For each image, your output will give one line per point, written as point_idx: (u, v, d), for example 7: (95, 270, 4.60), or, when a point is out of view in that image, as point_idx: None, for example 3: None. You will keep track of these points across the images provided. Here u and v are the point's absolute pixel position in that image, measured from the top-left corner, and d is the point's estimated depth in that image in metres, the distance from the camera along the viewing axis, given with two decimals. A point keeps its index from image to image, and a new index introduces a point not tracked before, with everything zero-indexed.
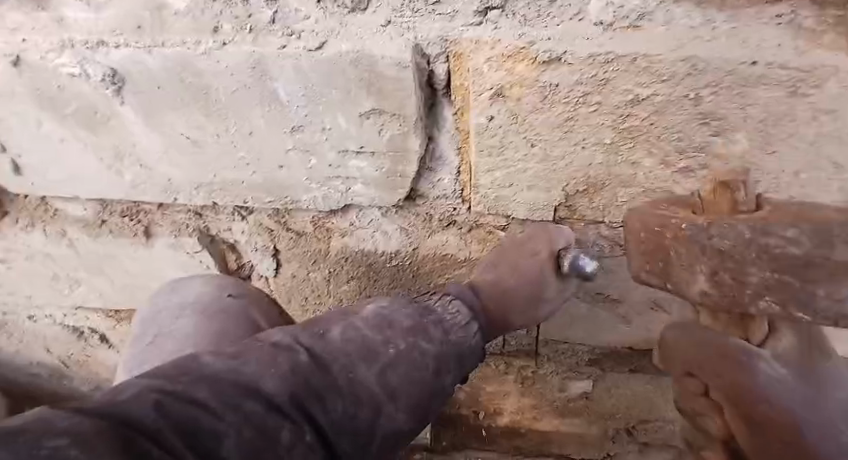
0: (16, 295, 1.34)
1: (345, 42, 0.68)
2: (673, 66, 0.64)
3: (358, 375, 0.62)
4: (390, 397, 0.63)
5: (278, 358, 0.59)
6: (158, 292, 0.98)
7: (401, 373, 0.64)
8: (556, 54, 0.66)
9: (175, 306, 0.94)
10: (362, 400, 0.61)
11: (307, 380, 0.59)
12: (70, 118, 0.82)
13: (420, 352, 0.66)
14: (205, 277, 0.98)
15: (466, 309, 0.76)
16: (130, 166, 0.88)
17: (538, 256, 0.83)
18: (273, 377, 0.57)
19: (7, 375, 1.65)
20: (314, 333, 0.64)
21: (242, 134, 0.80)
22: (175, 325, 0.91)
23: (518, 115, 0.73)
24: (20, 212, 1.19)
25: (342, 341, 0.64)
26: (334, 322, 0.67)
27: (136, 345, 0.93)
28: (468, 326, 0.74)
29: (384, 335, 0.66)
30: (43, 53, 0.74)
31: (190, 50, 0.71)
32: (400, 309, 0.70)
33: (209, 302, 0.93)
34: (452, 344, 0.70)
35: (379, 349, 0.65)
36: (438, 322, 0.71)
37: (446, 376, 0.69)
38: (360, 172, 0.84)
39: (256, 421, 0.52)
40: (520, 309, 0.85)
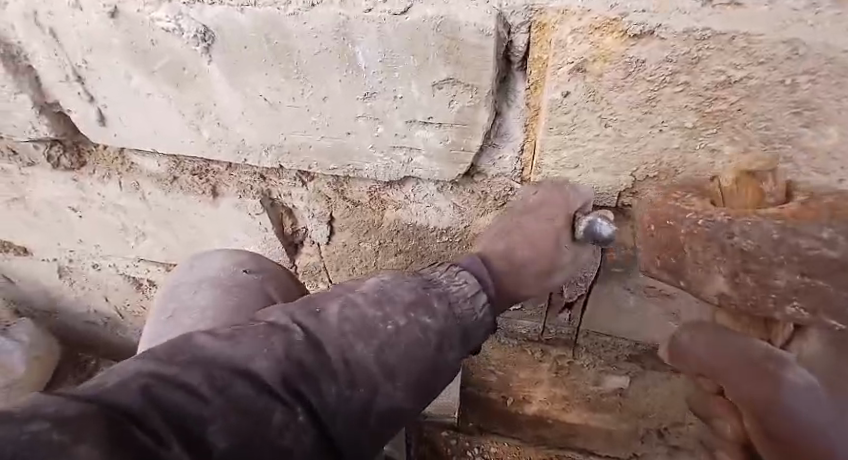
0: (85, 244, 1.42)
1: (430, 7, 0.68)
2: (774, 47, 0.61)
3: (354, 354, 0.62)
4: (388, 376, 0.63)
5: (271, 339, 0.60)
6: (178, 270, 1.03)
7: (400, 350, 0.64)
8: (648, 27, 0.63)
9: (194, 282, 0.98)
10: (357, 380, 0.61)
11: (300, 360, 0.59)
12: (157, 74, 0.87)
13: (420, 328, 0.66)
14: (225, 253, 1.03)
15: (475, 281, 0.75)
16: (208, 123, 0.92)
17: (554, 219, 0.84)
18: (264, 359, 0.57)
19: (66, 320, 1.76)
20: (309, 311, 0.65)
21: (317, 98, 0.82)
22: (194, 298, 0.95)
23: (596, 92, 0.71)
24: (97, 163, 1.24)
25: (338, 321, 0.64)
26: (332, 301, 0.67)
27: (155, 319, 0.95)
28: (475, 298, 0.72)
29: (384, 311, 0.66)
30: (141, 6, 0.77)
31: (280, 10, 0.72)
32: (402, 286, 0.70)
33: (226, 278, 0.97)
34: (457, 318, 0.69)
35: (378, 327, 0.65)
36: (443, 294, 0.70)
37: (449, 353, 0.68)
38: (425, 143, 0.85)
39: (246, 403, 0.53)
40: (533, 276, 0.86)
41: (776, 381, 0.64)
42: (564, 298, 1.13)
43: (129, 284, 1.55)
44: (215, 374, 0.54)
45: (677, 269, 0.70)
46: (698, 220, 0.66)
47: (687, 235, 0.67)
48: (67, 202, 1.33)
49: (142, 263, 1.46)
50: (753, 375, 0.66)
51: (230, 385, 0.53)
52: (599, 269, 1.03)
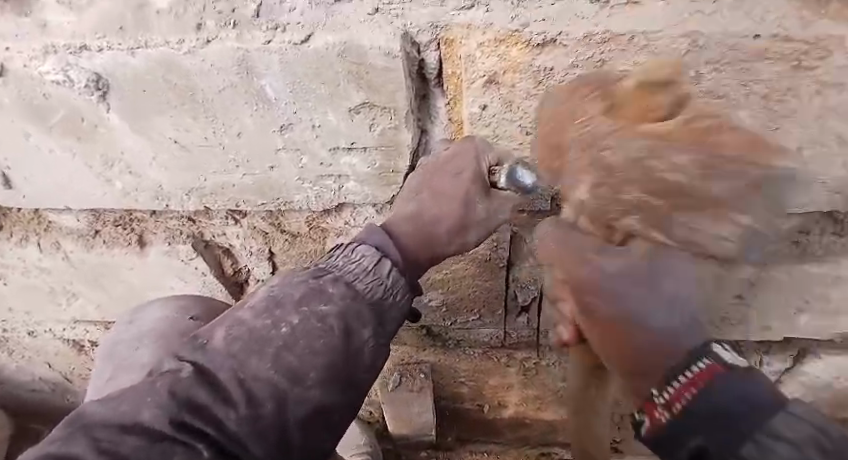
0: (14, 312, 1.32)
1: (332, 33, 0.66)
2: (673, 42, 0.62)
3: (250, 372, 0.57)
4: (294, 381, 0.58)
5: (156, 384, 0.55)
6: (120, 321, 0.97)
7: (300, 350, 0.59)
8: (550, 36, 0.64)
9: (135, 336, 0.91)
10: (259, 398, 0.56)
11: (190, 396, 0.54)
12: (56, 129, 0.81)
13: (316, 318, 0.62)
14: (164, 302, 0.96)
15: (372, 250, 0.71)
16: (120, 173, 0.86)
17: (463, 173, 0.74)
18: (151, 407, 0.52)
19: (9, 393, 1.62)
20: (196, 345, 0.60)
21: (230, 135, 0.78)
22: (136, 354, 0.87)
23: (513, 101, 0.71)
24: (15, 225, 1.16)
25: (226, 342, 0.59)
26: (218, 327, 0.62)
27: (96, 377, 0.90)
28: (377, 269, 0.69)
29: (273, 317, 0.61)
30: (26, 60, 0.72)
31: (174, 50, 0.69)
32: (290, 284, 0.65)
33: (168, 325, 0.90)
34: (360, 297, 0.66)
35: (270, 334, 0.60)
36: (338, 278, 0.66)
37: (361, 331, 0.64)
38: (352, 170, 0.82)
39: (135, 458, 0.48)
40: (444, 239, 0.76)
41: (587, 269, 0.61)
42: (518, 303, 1.11)
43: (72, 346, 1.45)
44: (101, 438, 0.49)
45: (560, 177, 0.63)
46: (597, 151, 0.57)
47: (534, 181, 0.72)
48: None
49: (80, 324, 1.36)
50: (571, 263, 0.63)
51: (116, 443, 0.49)
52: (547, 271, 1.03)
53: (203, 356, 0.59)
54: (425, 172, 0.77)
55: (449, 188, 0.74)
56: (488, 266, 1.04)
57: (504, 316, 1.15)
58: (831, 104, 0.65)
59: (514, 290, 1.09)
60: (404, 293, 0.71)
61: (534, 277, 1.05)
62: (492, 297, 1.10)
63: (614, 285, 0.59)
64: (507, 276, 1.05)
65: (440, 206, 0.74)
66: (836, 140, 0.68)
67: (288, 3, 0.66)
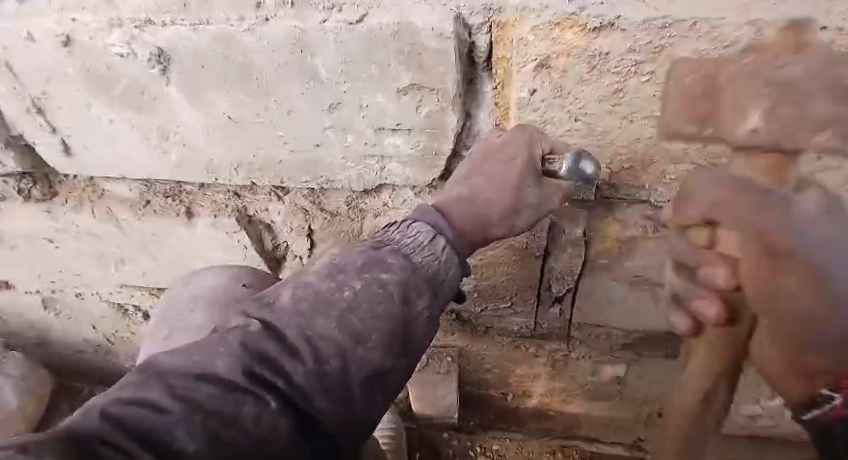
0: (65, 274, 1.39)
1: (386, 14, 0.67)
2: (739, 30, 0.60)
3: (316, 329, 0.59)
4: (357, 341, 0.60)
5: (228, 336, 0.57)
6: (175, 285, 1.01)
7: (364, 312, 0.61)
8: (608, 19, 0.63)
9: (189, 298, 0.95)
10: (324, 355, 0.58)
11: (259, 349, 0.56)
12: (117, 100, 0.84)
13: (378, 284, 0.63)
14: (216, 269, 0.99)
15: (429, 227, 0.71)
16: (174, 145, 0.90)
17: (517, 160, 0.73)
18: (223, 357, 0.55)
19: (56, 352, 1.71)
20: (262, 303, 0.62)
21: (281, 112, 0.80)
22: (191, 316, 0.91)
23: (564, 87, 0.70)
24: (69, 193, 1.22)
25: (291, 302, 0.61)
26: (283, 289, 0.64)
27: (151, 336, 0.94)
28: (432, 244, 0.70)
29: (336, 282, 0.63)
30: (93, 33, 0.75)
31: (233, 26, 0.71)
32: (352, 252, 0.67)
33: (220, 290, 0.94)
34: (418, 267, 0.67)
35: (334, 296, 0.62)
36: (396, 250, 0.68)
37: (418, 302, 0.65)
38: (396, 151, 0.84)
39: (211, 404, 0.50)
40: (496, 221, 0.77)
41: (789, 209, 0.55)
42: (552, 294, 1.11)
43: (117, 311, 1.52)
44: (176, 384, 0.52)
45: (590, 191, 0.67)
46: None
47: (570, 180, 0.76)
48: (41, 234, 1.28)
49: (126, 289, 1.43)
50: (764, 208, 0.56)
51: (192, 390, 0.51)
52: (583, 263, 1.02)
53: (269, 313, 0.61)
54: (477, 154, 0.77)
55: (501, 173, 0.75)
56: (524, 254, 1.04)
57: (536, 305, 1.14)
58: None
59: (550, 280, 1.08)
60: (458, 271, 0.71)
61: (572, 267, 1.03)
62: (525, 286, 1.11)
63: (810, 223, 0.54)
64: (542, 264, 1.05)
65: (490, 187, 0.76)
66: None
67: None
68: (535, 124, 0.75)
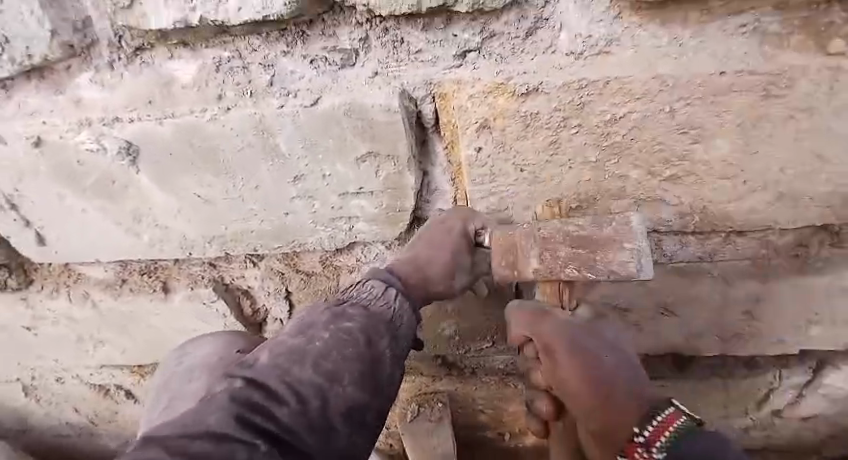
0: (45, 360, 1.37)
1: (337, 96, 0.74)
2: (646, 83, 0.69)
3: (295, 376, 0.64)
4: (333, 380, 0.65)
5: (216, 395, 0.60)
6: (171, 358, 1.02)
7: (335, 357, 0.66)
8: (532, 85, 0.71)
9: (186, 369, 0.96)
10: (305, 396, 0.62)
11: (246, 398, 0.60)
12: (89, 191, 0.88)
13: (343, 332, 0.69)
14: (214, 335, 1.01)
15: (382, 280, 0.79)
16: (148, 227, 0.94)
17: (454, 229, 0.83)
18: (214, 410, 0.57)
19: (42, 439, 1.67)
20: (244, 365, 0.66)
21: (250, 188, 0.86)
22: (188, 385, 0.91)
23: (504, 143, 0.77)
24: (45, 279, 1.24)
25: (272, 358, 0.66)
26: (262, 350, 0.68)
27: (152, 408, 0.94)
28: (387, 294, 0.77)
29: (306, 335, 0.68)
30: (62, 133, 0.80)
31: (199, 118, 0.76)
32: (315, 310, 0.73)
33: (216, 355, 0.95)
34: (374, 315, 0.73)
35: (307, 347, 0.67)
36: (355, 301, 0.75)
37: (380, 342, 0.72)
38: (362, 211, 0.88)
39: (207, 452, 0.51)
40: (438, 280, 0.83)
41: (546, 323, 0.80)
42: None
43: (98, 391, 1.51)
44: (172, 438, 0.53)
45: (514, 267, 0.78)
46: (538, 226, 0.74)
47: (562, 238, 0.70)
48: (19, 323, 1.29)
49: (106, 369, 1.43)
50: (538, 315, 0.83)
51: (188, 441, 0.52)
52: None
53: (248, 371, 0.64)
54: (424, 223, 0.86)
55: (442, 239, 0.83)
56: (498, 295, 1.10)
57: None
58: (805, 127, 0.70)
59: None
60: (414, 315, 0.79)
61: None
62: (502, 325, 1.15)
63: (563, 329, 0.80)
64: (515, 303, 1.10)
65: (431, 253, 0.82)
66: (815, 158, 0.73)
67: (298, 72, 0.74)
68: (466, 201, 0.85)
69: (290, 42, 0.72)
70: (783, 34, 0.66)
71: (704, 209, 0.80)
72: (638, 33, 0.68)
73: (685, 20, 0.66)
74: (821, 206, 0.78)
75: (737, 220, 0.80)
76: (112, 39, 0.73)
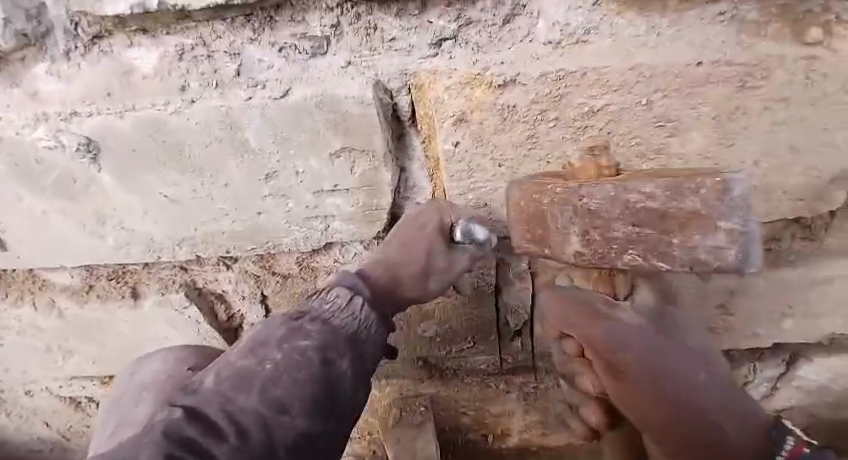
0: (10, 372, 1.31)
1: (309, 87, 0.72)
2: (623, 75, 0.68)
3: (237, 405, 0.61)
4: (278, 410, 0.61)
5: (152, 427, 0.58)
6: (121, 379, 0.98)
7: (284, 382, 0.63)
8: (509, 76, 0.69)
9: (135, 391, 0.92)
10: (246, 426, 0.59)
11: (181, 432, 0.57)
12: (48, 190, 0.84)
13: (297, 352, 0.65)
14: (163, 353, 0.96)
15: (348, 290, 0.73)
16: (113, 229, 0.89)
17: (427, 227, 0.80)
18: (147, 447, 0.55)
19: (10, 456, 1.60)
20: (189, 391, 0.64)
21: (219, 186, 0.82)
22: (137, 409, 0.88)
23: (481, 137, 0.75)
24: (9, 287, 1.18)
25: (217, 384, 0.63)
26: (209, 374, 0.66)
27: (100, 434, 0.91)
28: (352, 305, 0.71)
29: (258, 356, 0.65)
30: (19, 128, 0.76)
31: (162, 111, 0.73)
32: (271, 325, 0.69)
33: (164, 376, 0.91)
34: (336, 330, 0.68)
35: (255, 371, 0.64)
36: (316, 315, 0.70)
37: (339, 362, 0.67)
38: (338, 210, 0.86)
39: None
40: (409, 283, 0.80)
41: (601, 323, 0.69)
42: (512, 328, 1.13)
43: (69, 403, 1.45)
44: None
45: (544, 240, 0.65)
46: (575, 189, 0.57)
47: (620, 214, 0.53)
48: None
49: (76, 380, 1.36)
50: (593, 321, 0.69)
51: None
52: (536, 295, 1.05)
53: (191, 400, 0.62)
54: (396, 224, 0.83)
55: (414, 238, 0.80)
56: (478, 295, 1.08)
57: (498, 341, 1.16)
58: (781, 118, 0.70)
59: (506, 315, 1.10)
60: (381, 327, 0.73)
61: (526, 300, 1.06)
62: (485, 324, 1.13)
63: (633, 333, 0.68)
64: (497, 300, 1.08)
65: (403, 249, 0.79)
66: (787, 149, 0.72)
67: (267, 62, 0.71)
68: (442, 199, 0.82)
69: (257, 28, 0.69)
70: (761, 23, 0.65)
71: None
72: (617, 21, 0.67)
73: (664, 9, 0.66)
74: (795, 198, 0.77)
75: None
76: (67, 27, 0.69)
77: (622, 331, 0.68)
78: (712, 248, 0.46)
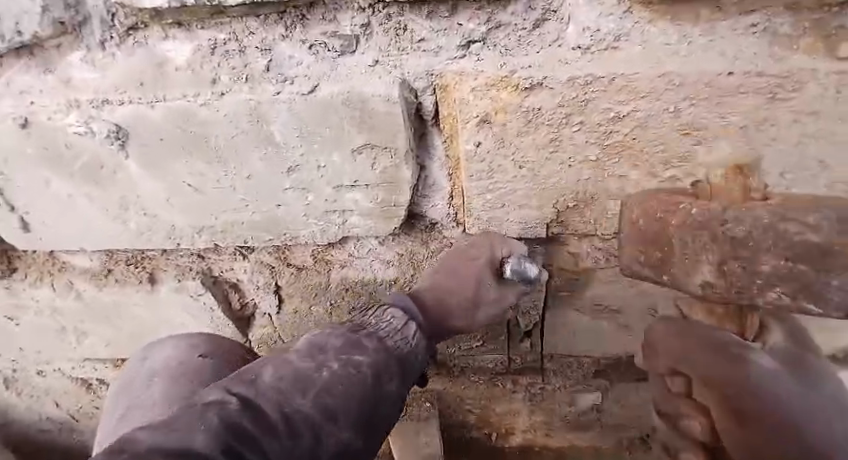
0: (25, 351, 1.34)
1: (337, 83, 0.73)
2: (652, 82, 0.68)
3: (292, 406, 0.61)
4: (329, 419, 0.62)
5: (207, 412, 0.56)
6: (132, 361, 0.98)
7: (339, 392, 0.64)
8: (536, 79, 0.69)
9: (146, 375, 0.93)
10: (299, 429, 0.59)
11: (237, 424, 0.56)
12: (76, 175, 0.85)
13: (353, 366, 0.67)
14: (177, 340, 0.97)
15: (402, 313, 0.79)
16: (135, 214, 0.91)
17: (478, 259, 0.83)
18: (204, 433, 0.53)
19: (19, 433, 1.63)
20: (244, 380, 0.64)
21: (242, 177, 0.83)
22: (148, 393, 0.89)
23: (504, 139, 0.76)
24: (29, 267, 1.20)
25: (273, 380, 0.64)
26: (265, 368, 0.66)
27: (109, 416, 0.91)
28: (405, 329, 0.77)
29: (316, 361, 0.67)
30: (51, 114, 0.78)
31: (191, 102, 0.74)
32: (331, 335, 0.72)
33: (176, 363, 0.92)
34: (390, 351, 0.72)
35: (312, 376, 0.64)
36: (374, 333, 0.74)
37: (389, 383, 0.70)
38: (357, 205, 0.87)
39: None
40: (457, 312, 0.86)
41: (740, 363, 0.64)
42: (522, 329, 1.13)
43: (79, 385, 1.47)
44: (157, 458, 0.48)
45: (663, 261, 0.60)
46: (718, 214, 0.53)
47: (772, 245, 0.48)
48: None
49: (88, 362, 1.39)
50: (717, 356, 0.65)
51: None
52: (546, 297, 1.06)
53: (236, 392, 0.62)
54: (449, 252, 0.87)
55: (465, 271, 0.84)
56: None
57: (507, 341, 1.16)
58: (809, 132, 0.69)
59: (517, 315, 1.10)
60: (424, 353, 0.78)
61: (537, 302, 1.06)
62: (496, 324, 1.13)
63: (776, 381, 0.64)
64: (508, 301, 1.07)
65: (457, 283, 0.85)
66: (817, 165, 0.72)
67: (296, 57, 0.72)
68: (495, 231, 0.86)
69: (289, 25, 0.70)
70: (794, 35, 0.64)
71: None
72: (647, 29, 0.66)
73: (696, 18, 0.64)
74: None
75: None
76: (105, 17, 0.71)
77: (739, 364, 0.64)
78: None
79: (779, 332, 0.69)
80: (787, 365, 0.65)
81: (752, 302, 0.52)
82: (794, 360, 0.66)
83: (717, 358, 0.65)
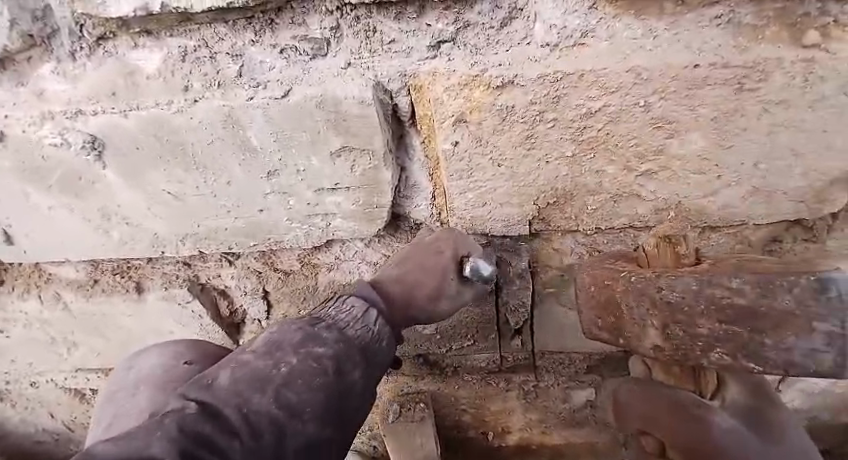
0: (16, 364, 1.33)
1: (310, 87, 0.73)
2: (621, 77, 0.68)
3: (251, 405, 0.61)
4: (292, 415, 0.62)
5: (162, 421, 0.57)
6: (114, 373, 0.98)
7: (300, 386, 0.64)
8: (507, 78, 0.70)
9: (130, 385, 0.92)
10: (260, 429, 0.60)
11: (196, 431, 0.57)
12: (55, 187, 0.85)
13: (313, 359, 0.67)
14: (160, 349, 0.97)
15: (363, 300, 0.78)
16: (116, 224, 0.91)
17: (443, 252, 0.84)
18: (159, 442, 0.54)
19: (14, 446, 1.62)
20: (201, 385, 0.64)
21: (221, 184, 0.83)
22: (133, 401, 0.89)
23: (480, 138, 0.76)
24: (16, 280, 1.20)
25: (229, 383, 0.64)
26: (222, 369, 0.66)
27: (94, 429, 0.90)
28: (366, 317, 0.76)
29: (272, 358, 0.66)
30: (26, 126, 0.77)
31: (165, 110, 0.74)
32: (287, 330, 0.71)
33: (159, 371, 0.92)
34: (353, 340, 0.72)
35: (271, 373, 0.64)
36: (333, 323, 0.73)
37: (353, 373, 0.70)
38: (339, 208, 0.87)
39: None
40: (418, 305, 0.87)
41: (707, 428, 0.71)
42: (511, 327, 1.13)
43: (72, 395, 1.46)
44: None
45: (618, 326, 0.70)
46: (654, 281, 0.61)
47: (704, 309, 0.54)
48: None
49: (81, 372, 1.37)
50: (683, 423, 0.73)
51: None
52: (534, 292, 1.05)
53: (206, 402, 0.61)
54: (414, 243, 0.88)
55: (427, 262, 0.85)
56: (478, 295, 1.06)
57: (497, 341, 1.16)
58: (780, 121, 0.70)
59: (505, 314, 1.10)
60: (389, 339, 0.78)
61: (524, 300, 1.06)
62: (485, 323, 1.13)
63: (739, 437, 0.70)
64: (496, 300, 1.07)
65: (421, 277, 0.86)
66: (791, 155, 0.73)
67: (268, 62, 0.73)
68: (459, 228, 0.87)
69: (258, 31, 0.70)
70: (757, 26, 0.65)
71: (679, 204, 0.81)
72: (614, 24, 0.67)
73: (660, 12, 0.65)
74: (796, 201, 0.79)
75: (711, 214, 0.82)
76: (73, 28, 0.71)
77: (709, 429, 0.71)
78: (807, 350, 0.45)
79: (737, 385, 0.73)
80: (746, 420, 0.71)
81: (699, 362, 0.58)
82: (751, 413, 0.71)
83: (688, 425, 0.72)
